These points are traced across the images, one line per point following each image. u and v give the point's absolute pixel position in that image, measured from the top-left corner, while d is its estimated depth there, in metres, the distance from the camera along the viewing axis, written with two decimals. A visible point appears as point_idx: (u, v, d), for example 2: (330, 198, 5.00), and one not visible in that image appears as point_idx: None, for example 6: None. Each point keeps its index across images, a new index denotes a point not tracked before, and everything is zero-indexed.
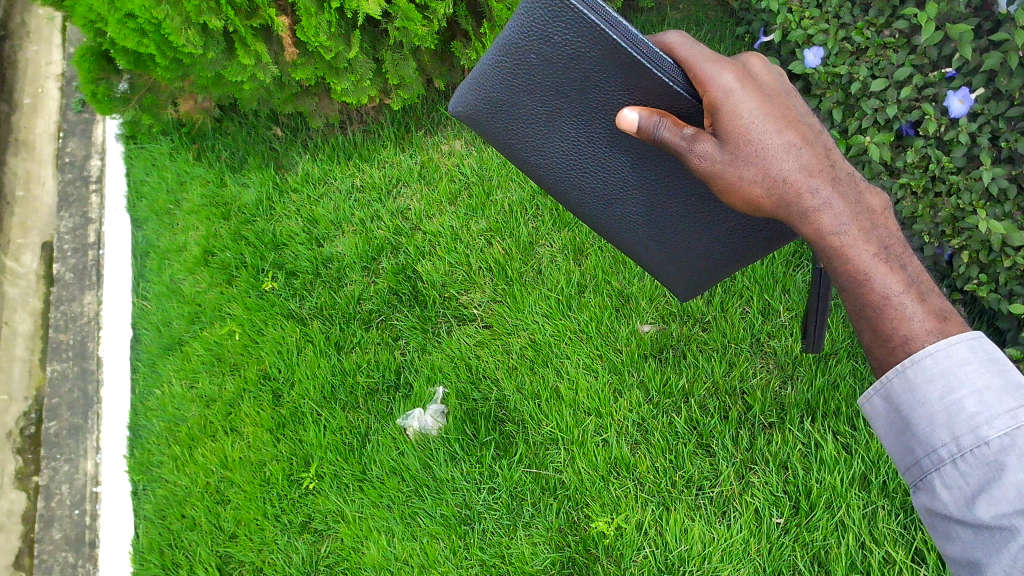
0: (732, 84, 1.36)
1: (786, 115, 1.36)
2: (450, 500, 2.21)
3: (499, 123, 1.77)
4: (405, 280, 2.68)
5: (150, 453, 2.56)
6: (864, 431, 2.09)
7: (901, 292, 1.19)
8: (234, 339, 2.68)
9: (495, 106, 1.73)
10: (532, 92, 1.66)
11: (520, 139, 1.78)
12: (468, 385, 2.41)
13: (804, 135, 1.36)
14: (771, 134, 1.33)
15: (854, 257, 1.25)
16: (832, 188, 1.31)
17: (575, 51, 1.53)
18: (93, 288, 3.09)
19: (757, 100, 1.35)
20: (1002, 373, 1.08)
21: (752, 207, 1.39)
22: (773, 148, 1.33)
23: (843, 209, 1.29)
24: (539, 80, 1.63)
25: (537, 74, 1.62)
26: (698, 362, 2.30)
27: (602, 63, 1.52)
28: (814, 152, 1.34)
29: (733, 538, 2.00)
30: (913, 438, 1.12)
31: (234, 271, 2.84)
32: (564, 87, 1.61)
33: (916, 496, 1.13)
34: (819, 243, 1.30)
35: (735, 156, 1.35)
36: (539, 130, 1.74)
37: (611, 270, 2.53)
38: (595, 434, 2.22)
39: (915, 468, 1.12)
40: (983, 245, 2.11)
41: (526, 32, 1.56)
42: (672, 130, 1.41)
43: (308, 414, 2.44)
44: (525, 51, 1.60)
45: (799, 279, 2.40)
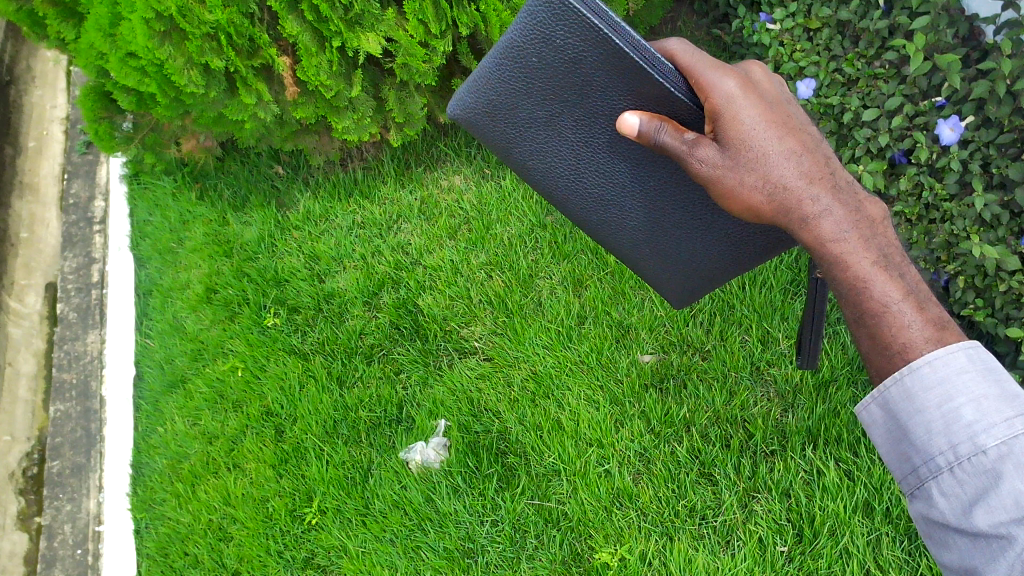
0: (735, 91, 1.37)
1: (787, 123, 1.38)
2: (454, 534, 2.21)
3: (498, 126, 1.80)
4: (406, 314, 2.70)
5: (153, 491, 2.56)
6: (865, 457, 2.09)
7: (899, 300, 1.21)
8: (236, 375, 2.69)
9: (494, 108, 1.77)
10: (532, 95, 1.69)
11: (519, 141, 1.81)
12: (470, 418, 2.42)
13: (804, 143, 1.37)
14: (772, 141, 1.35)
15: (854, 265, 1.26)
16: (832, 196, 1.32)
17: (577, 54, 1.56)
18: (97, 328, 3.12)
19: (759, 107, 1.36)
20: (1000, 382, 1.09)
21: (751, 212, 1.41)
22: (774, 155, 1.35)
23: (843, 217, 1.30)
24: (540, 83, 1.66)
25: (537, 77, 1.65)
26: (699, 391, 2.31)
27: (601, 67, 1.55)
28: (815, 160, 1.36)
29: (738, 567, 1.99)
30: (910, 446, 1.13)
31: (237, 307, 2.86)
32: (565, 90, 1.65)
33: (914, 505, 1.14)
34: (818, 250, 1.31)
35: (735, 162, 1.37)
36: (537, 133, 1.77)
37: (610, 301, 2.54)
38: (598, 464, 2.23)
39: (913, 476, 1.13)
40: (978, 270, 2.13)
41: (529, 34, 1.59)
42: (674, 134, 1.42)
43: (311, 449, 2.44)
44: (527, 53, 1.63)
45: (797, 306, 2.42)
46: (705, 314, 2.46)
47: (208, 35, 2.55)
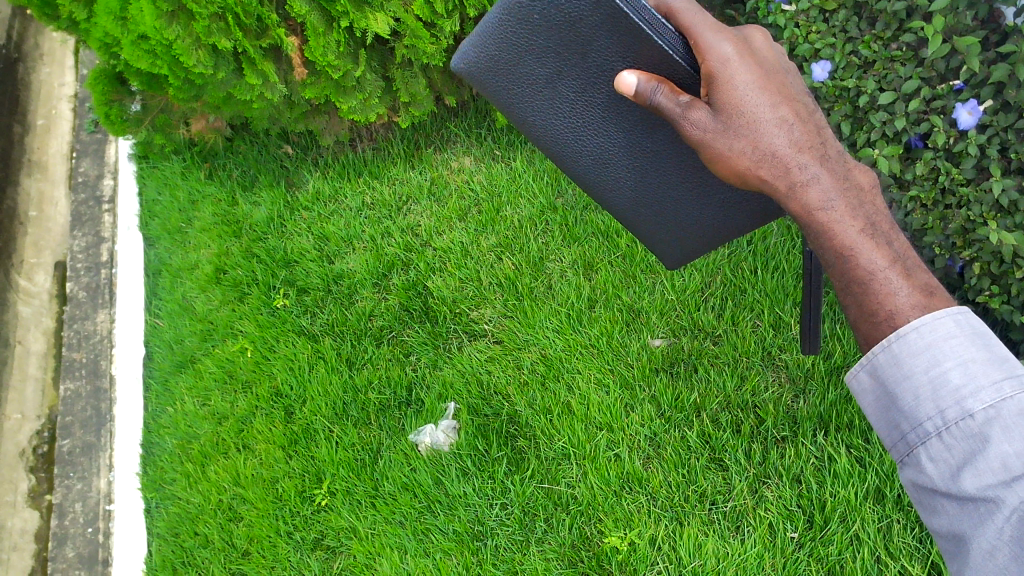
0: (731, 54, 1.35)
1: (781, 90, 1.35)
2: (463, 516, 2.21)
3: (500, 82, 1.79)
4: (416, 296, 2.69)
5: (163, 470, 2.56)
6: (876, 444, 2.08)
7: (886, 268, 1.19)
8: (245, 356, 2.68)
9: (497, 64, 1.75)
10: (533, 51, 1.68)
11: (521, 99, 1.79)
12: (479, 400, 2.42)
13: (798, 111, 1.35)
14: (764, 107, 1.33)
15: (841, 234, 1.24)
16: (822, 165, 1.30)
17: (579, 8, 1.54)
18: (106, 307, 3.12)
19: (752, 71, 1.34)
20: (988, 346, 1.08)
21: (741, 179, 1.38)
22: (765, 121, 1.33)
23: (831, 185, 1.28)
24: (542, 41, 1.65)
25: (539, 34, 1.64)
26: (709, 376, 2.31)
27: (603, 28, 1.54)
28: (806, 129, 1.33)
29: (747, 553, 1.99)
30: (899, 413, 1.11)
31: (246, 288, 2.85)
32: (567, 48, 1.63)
33: (902, 472, 1.12)
34: (805, 219, 1.29)
35: (726, 126, 1.35)
36: (539, 91, 1.75)
37: (621, 285, 2.53)
38: (607, 448, 2.23)
39: (901, 443, 1.11)
40: (995, 257, 2.10)
41: None
42: (670, 96, 1.41)
43: (320, 430, 2.44)
44: (530, 10, 1.61)
45: None
46: (716, 299, 2.45)
47: (216, 15, 2.53)
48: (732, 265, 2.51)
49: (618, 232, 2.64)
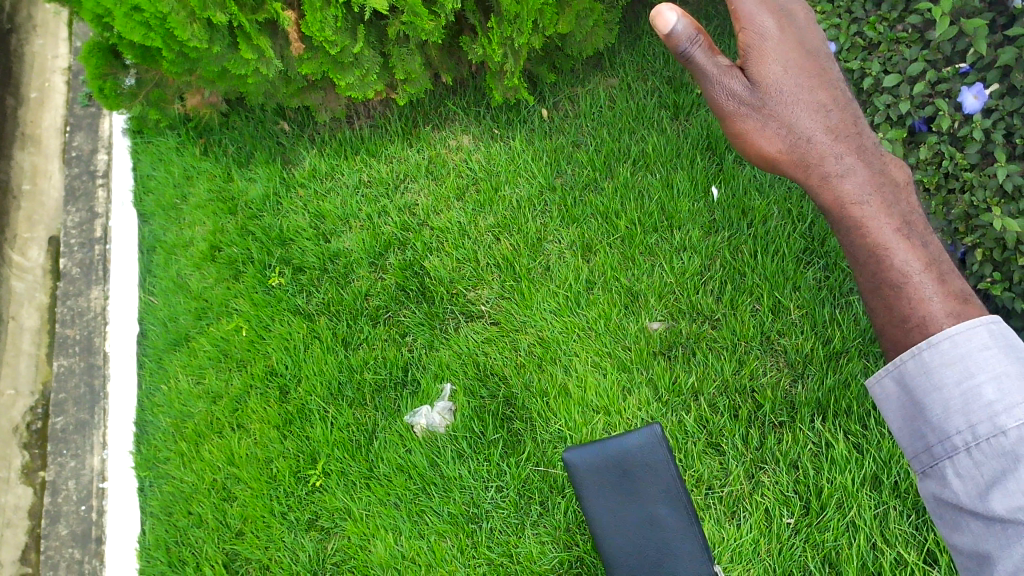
0: (775, 35, 1.63)
1: (818, 76, 1.63)
2: (459, 499, 2.22)
3: (599, 502, 1.57)
4: (412, 276, 2.66)
5: (156, 449, 2.54)
6: (875, 430, 2.07)
7: (919, 269, 1.35)
8: (240, 335, 2.66)
9: (609, 497, 1.56)
10: (636, 498, 1.55)
11: (618, 547, 1.54)
12: (475, 382, 2.41)
13: (831, 98, 1.62)
14: (798, 91, 1.61)
15: (877, 231, 1.41)
16: (854, 158, 1.54)
17: (667, 481, 1.54)
18: (100, 284, 3.08)
19: (790, 58, 1.62)
20: (1016, 360, 1.17)
21: (765, 158, 1.65)
22: (797, 105, 1.61)
23: (866, 180, 1.50)
24: (647, 487, 1.54)
25: (645, 499, 1.54)
26: (707, 360, 2.29)
27: (671, 504, 1.53)
28: (838, 117, 1.60)
29: (743, 538, 2.02)
30: (926, 423, 1.21)
31: (241, 266, 2.82)
32: (661, 523, 1.52)
33: (926, 484, 1.22)
34: (840, 209, 1.48)
35: (760, 103, 1.63)
36: (633, 562, 1.52)
37: (620, 267, 2.51)
38: (603, 432, 2.24)
39: (927, 454, 1.21)
40: (998, 244, 2.08)
41: (647, 450, 1.56)
42: (706, 54, 1.64)
43: (315, 410, 2.43)
44: (636, 463, 1.56)
45: (810, 276, 2.36)
46: (715, 282, 2.42)
47: None
48: (731, 248, 2.48)
49: (617, 213, 2.60)
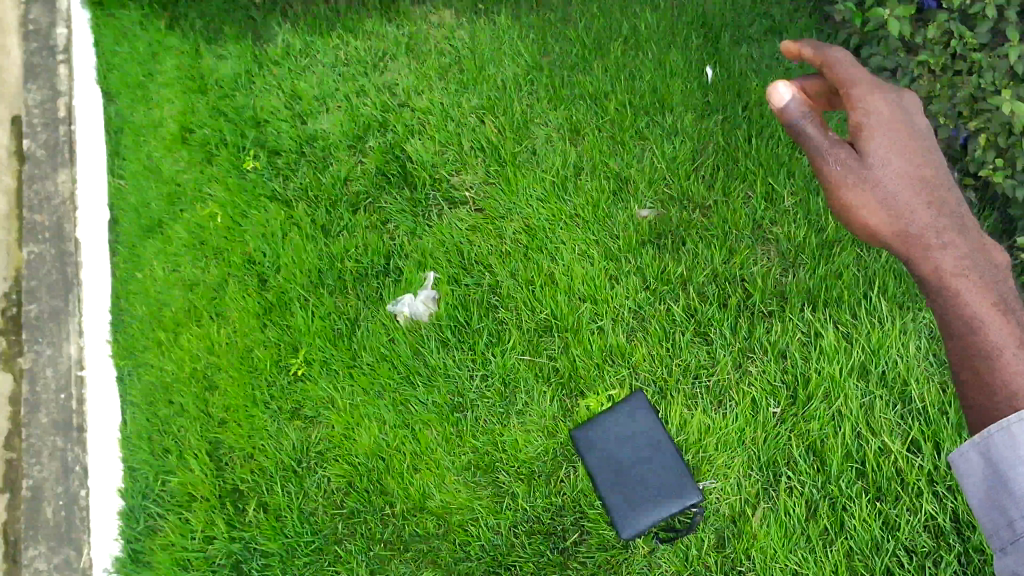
0: (885, 112, 1.54)
1: (923, 153, 1.51)
2: (443, 388, 2.21)
3: (599, 444, 2.00)
4: (393, 160, 2.56)
5: (134, 338, 2.48)
6: (864, 319, 2.07)
7: (1014, 344, 1.26)
8: (216, 222, 2.56)
9: (603, 422, 2.02)
10: (630, 432, 2.00)
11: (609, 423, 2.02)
12: (460, 271, 2.35)
13: (938, 191, 1.49)
14: (900, 163, 1.50)
15: (969, 306, 1.33)
16: (957, 238, 1.42)
17: (647, 426, 2.00)
18: (68, 167, 2.76)
19: (896, 133, 1.52)
20: None
21: (866, 232, 1.53)
22: (898, 174, 1.49)
23: (966, 257, 1.40)
24: (638, 437, 1.99)
25: (636, 424, 2.01)
26: (697, 249, 2.24)
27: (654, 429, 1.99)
28: (945, 196, 1.48)
29: (729, 427, 2.03)
30: (1010, 498, 1.17)
31: (215, 150, 2.69)
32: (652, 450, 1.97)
33: (1003, 560, 1.18)
34: (939, 286, 1.39)
35: (864, 173, 1.51)
36: (621, 425, 2.01)
37: (609, 152, 2.41)
38: (591, 321, 2.20)
39: (1009, 531, 1.17)
40: (1004, 128, 1.99)
41: (632, 415, 2.02)
42: (819, 131, 1.54)
43: (296, 300, 2.38)
44: (632, 429, 2.00)
45: (806, 162, 2.28)
46: (707, 169, 2.34)
47: None
48: (725, 132, 2.37)
49: (607, 95, 2.49)
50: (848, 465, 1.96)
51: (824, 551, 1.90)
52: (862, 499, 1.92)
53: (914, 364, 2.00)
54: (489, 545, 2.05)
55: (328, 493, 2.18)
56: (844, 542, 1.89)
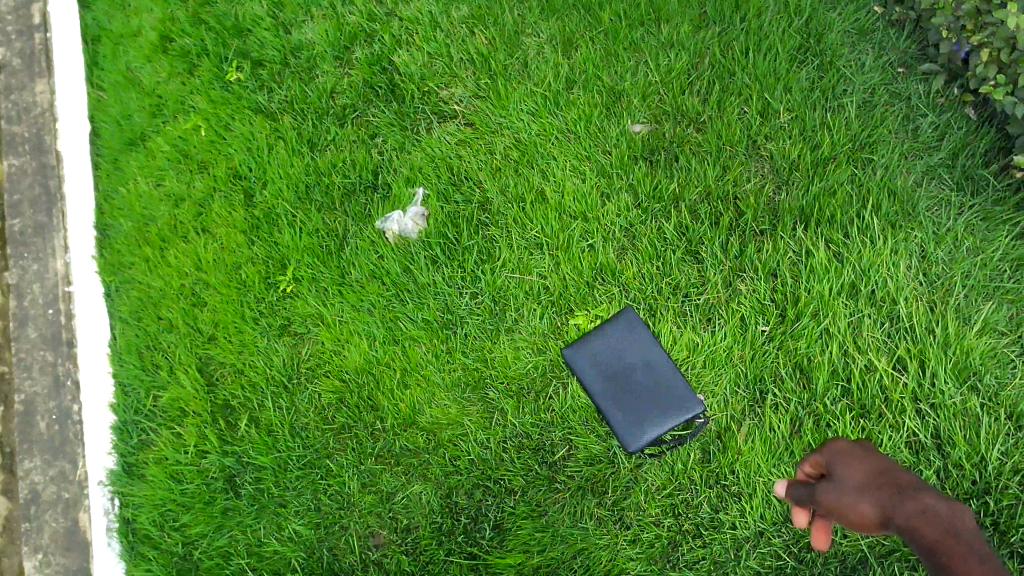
0: (859, 461, 1.31)
1: (901, 480, 1.26)
2: (433, 305, 2.20)
3: (595, 357, 2.01)
4: (381, 73, 2.48)
5: (119, 254, 2.44)
6: (856, 239, 2.06)
7: None
8: (200, 135, 2.50)
9: (600, 338, 2.03)
10: (625, 346, 2.01)
11: (604, 340, 2.02)
12: (449, 187, 2.32)
13: (908, 480, 1.26)
14: (864, 478, 1.28)
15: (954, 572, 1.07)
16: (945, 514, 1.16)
17: (643, 342, 2.01)
18: (45, 77, 2.69)
19: (863, 463, 1.30)
20: None
21: (853, 526, 1.25)
22: (865, 480, 1.28)
23: (958, 534, 1.13)
24: (631, 352, 2.01)
25: (631, 339, 2.02)
26: (690, 166, 2.21)
27: (649, 346, 2.01)
28: (905, 480, 1.26)
29: (717, 345, 2.04)
30: None
31: (196, 60, 2.60)
32: (648, 365, 1.99)
33: None
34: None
35: (836, 492, 1.29)
36: (617, 340, 2.02)
37: (603, 64, 2.34)
38: (582, 239, 2.18)
39: None
40: (1006, 43, 1.92)
41: (628, 332, 2.03)
42: (806, 495, 1.37)
43: (283, 216, 2.34)
44: (626, 345, 2.02)
45: (803, 77, 2.24)
46: (703, 83, 2.28)
47: None
48: (722, 45, 2.31)
49: (602, 5, 2.39)
50: (834, 383, 1.98)
51: None
52: (846, 416, 1.94)
53: (903, 283, 2.01)
54: (479, 459, 2.08)
55: (319, 408, 2.19)
56: None
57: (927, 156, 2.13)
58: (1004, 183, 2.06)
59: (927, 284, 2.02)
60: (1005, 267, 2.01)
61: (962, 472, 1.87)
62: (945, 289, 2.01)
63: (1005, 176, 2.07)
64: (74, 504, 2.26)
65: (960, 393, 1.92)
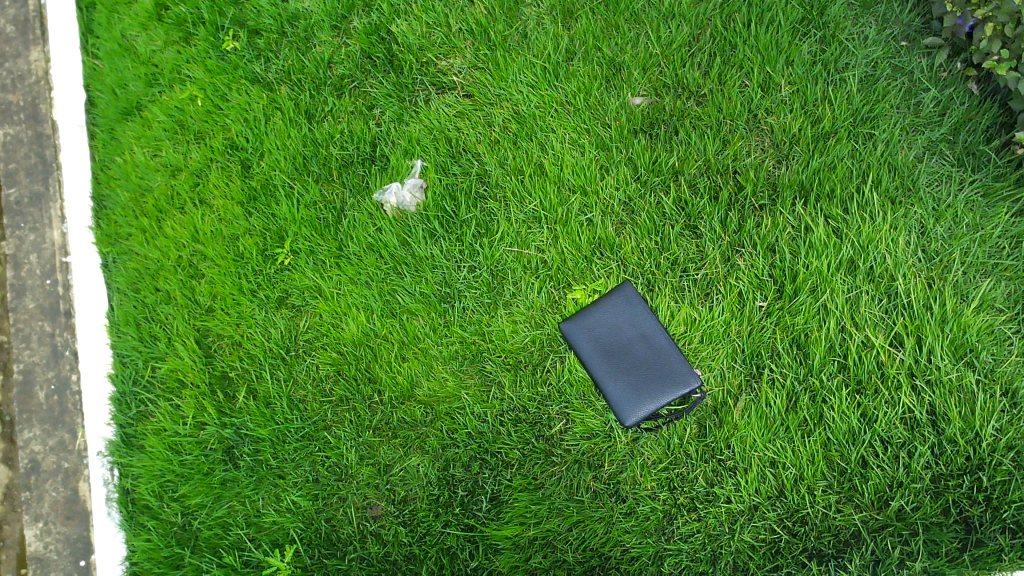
0: None
1: None
2: (430, 278, 2.19)
3: (592, 331, 2.01)
4: (379, 43, 2.45)
5: (116, 225, 2.43)
6: (855, 215, 2.06)
7: None
8: (196, 105, 2.47)
9: (597, 312, 2.02)
10: (622, 319, 2.00)
11: (601, 313, 2.02)
12: (447, 159, 2.30)
13: None
14: None
15: None
16: None
17: (640, 315, 2.00)
18: (40, 44, 2.66)
19: None
20: None
21: None
22: None
23: None
24: (628, 325, 2.00)
25: (628, 312, 2.01)
26: (690, 139, 2.20)
27: (646, 319, 1.99)
28: None
29: (715, 321, 2.04)
30: None
31: (191, 28, 2.55)
32: (644, 338, 1.98)
33: None
34: None
35: None
36: (614, 313, 2.01)
37: (603, 35, 2.31)
38: (580, 213, 2.18)
39: None
40: (1012, 18, 1.89)
41: (625, 305, 2.01)
42: None
43: (280, 187, 2.33)
44: (623, 318, 2.00)
45: (805, 50, 2.21)
46: (704, 55, 2.25)
47: None
48: (724, 16, 2.28)
49: None
50: (830, 358, 1.98)
51: (802, 441, 1.94)
52: (842, 393, 1.95)
53: (901, 260, 2.01)
54: (476, 433, 2.09)
55: (317, 381, 2.20)
56: (822, 433, 1.94)
57: (928, 131, 2.12)
58: (1005, 159, 2.04)
59: (926, 260, 2.02)
60: (1004, 244, 2.00)
61: (956, 448, 1.89)
62: (944, 265, 2.01)
63: (1006, 152, 2.05)
64: (75, 473, 2.28)
65: (955, 369, 1.93)
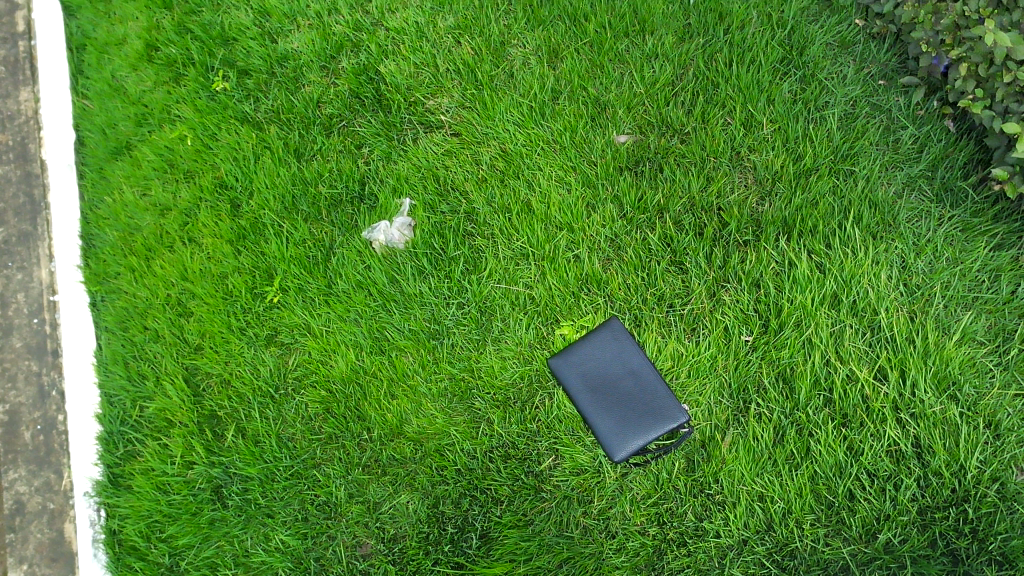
0: None
1: None
2: (419, 315, 2.21)
3: (579, 367, 2.01)
4: (367, 82, 2.49)
5: (105, 263, 2.43)
6: (838, 250, 2.09)
7: None
8: (186, 144, 2.49)
9: (584, 347, 2.03)
10: (609, 355, 2.02)
11: (588, 350, 2.02)
12: (435, 197, 2.33)
13: None
14: None
15: None
16: None
17: (627, 350, 2.01)
18: (30, 85, 2.70)
19: None
20: None
21: None
22: None
23: None
24: (615, 360, 2.01)
25: (615, 347, 2.02)
26: (675, 176, 2.24)
27: (632, 354, 2.01)
28: None
29: (701, 355, 2.06)
30: None
31: (181, 69, 2.59)
32: (631, 373, 1.99)
33: None
34: None
35: None
36: (601, 349, 2.02)
37: (587, 75, 2.36)
38: (567, 249, 2.21)
39: None
40: (985, 58, 1.94)
41: (613, 340, 2.03)
42: None
43: (269, 226, 2.35)
44: (610, 354, 2.01)
45: (785, 89, 2.26)
46: (687, 94, 2.30)
47: None
48: (705, 56, 2.33)
49: (586, 15, 2.41)
50: (816, 392, 2.00)
51: (790, 475, 1.95)
52: (828, 426, 1.97)
53: (884, 293, 2.04)
54: (465, 469, 2.09)
55: (305, 419, 2.20)
56: (809, 467, 1.95)
57: (907, 167, 2.16)
58: (982, 195, 2.09)
59: (908, 294, 2.05)
60: (983, 278, 2.04)
61: (941, 480, 1.90)
62: (925, 299, 2.04)
63: (983, 188, 2.10)
64: (60, 513, 2.28)
65: (939, 403, 1.94)
